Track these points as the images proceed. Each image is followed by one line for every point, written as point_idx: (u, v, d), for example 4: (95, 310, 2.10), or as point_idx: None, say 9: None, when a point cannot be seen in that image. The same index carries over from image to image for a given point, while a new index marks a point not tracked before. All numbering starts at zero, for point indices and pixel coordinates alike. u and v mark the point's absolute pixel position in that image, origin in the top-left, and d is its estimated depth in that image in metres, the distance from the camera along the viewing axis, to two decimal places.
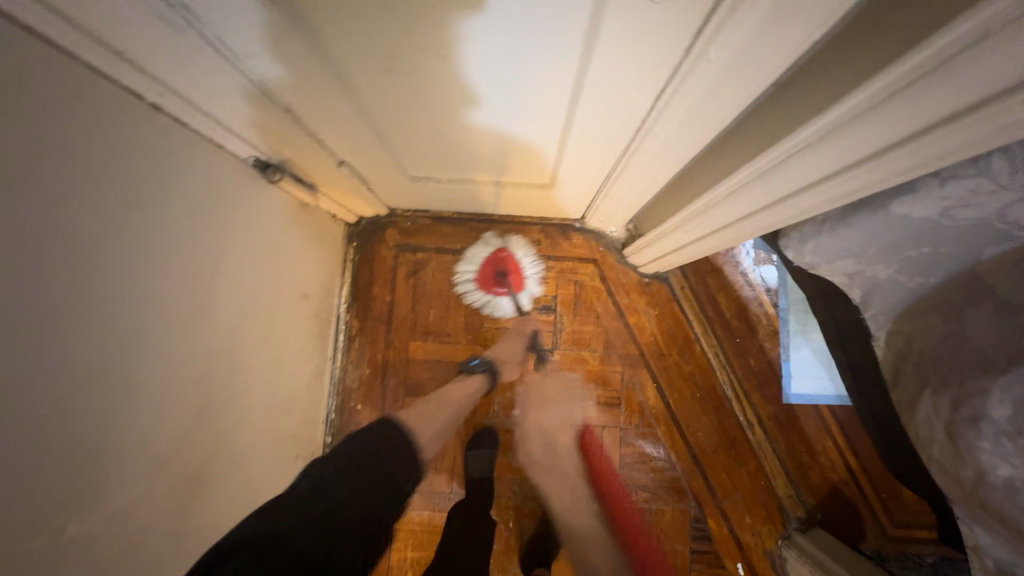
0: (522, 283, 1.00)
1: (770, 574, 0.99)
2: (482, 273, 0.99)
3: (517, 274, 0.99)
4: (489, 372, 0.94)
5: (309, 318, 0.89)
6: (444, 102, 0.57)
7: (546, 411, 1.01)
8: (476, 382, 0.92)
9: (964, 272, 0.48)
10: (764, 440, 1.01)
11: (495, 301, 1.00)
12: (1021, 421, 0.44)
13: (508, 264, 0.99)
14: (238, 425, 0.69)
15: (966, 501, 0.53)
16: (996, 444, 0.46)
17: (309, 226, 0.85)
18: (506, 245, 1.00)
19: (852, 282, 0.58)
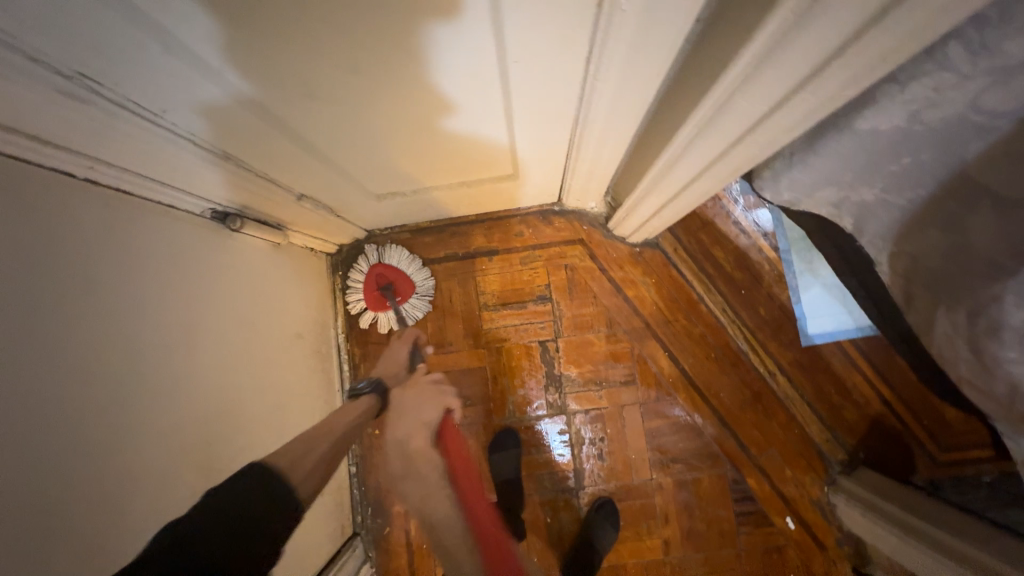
0: (408, 284, 0.99)
1: (822, 523, 0.96)
2: (367, 296, 0.98)
3: (399, 278, 0.99)
4: (378, 393, 0.82)
5: (308, 356, 0.89)
6: (378, 113, 0.55)
7: (405, 415, 0.85)
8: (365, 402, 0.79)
9: (953, 176, 0.42)
10: (791, 389, 0.97)
11: (384, 318, 0.99)
12: None
13: (386, 274, 0.98)
14: None
15: (1010, 417, 0.48)
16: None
17: (287, 265, 0.84)
18: (374, 260, 0.99)
19: (840, 211, 0.54)
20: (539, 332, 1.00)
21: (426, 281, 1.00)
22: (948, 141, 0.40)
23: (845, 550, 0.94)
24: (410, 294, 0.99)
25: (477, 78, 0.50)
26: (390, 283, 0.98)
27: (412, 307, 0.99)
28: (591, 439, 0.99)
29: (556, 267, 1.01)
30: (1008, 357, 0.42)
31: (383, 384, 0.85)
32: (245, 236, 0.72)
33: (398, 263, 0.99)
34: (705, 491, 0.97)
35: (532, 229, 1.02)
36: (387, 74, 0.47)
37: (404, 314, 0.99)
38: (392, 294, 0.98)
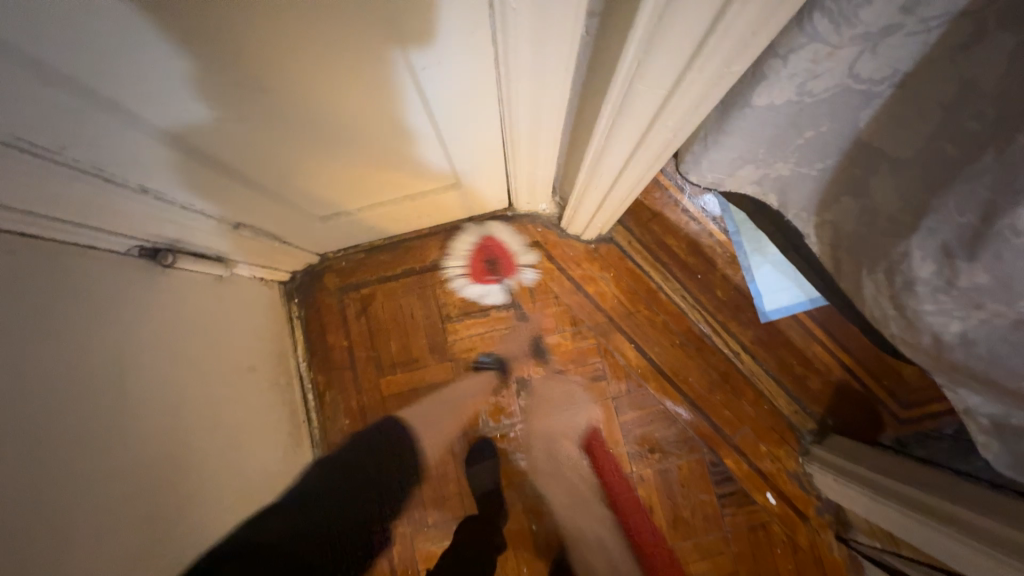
0: (513, 265, 1.02)
1: (801, 495, 0.97)
2: (472, 265, 1.02)
3: (506, 257, 1.02)
4: (500, 370, 1.00)
5: (265, 389, 0.86)
6: (301, 127, 0.56)
7: (554, 413, 0.99)
8: (486, 379, 0.99)
9: (854, 145, 0.46)
10: (756, 365, 0.99)
11: (486, 290, 1.02)
12: (946, 273, 0.40)
13: (495, 250, 1.02)
14: (210, 517, 0.66)
15: (940, 367, 0.51)
16: (937, 303, 0.42)
17: (234, 296, 0.82)
18: (489, 232, 1.02)
19: (764, 188, 0.58)
20: (505, 337, 1.00)
21: (528, 260, 1.01)
22: (843, 111, 0.44)
23: (826, 519, 0.96)
24: (516, 269, 1.02)
25: (392, 84, 0.51)
26: (497, 257, 1.02)
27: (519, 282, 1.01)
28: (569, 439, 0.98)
29: (516, 271, 1.02)
30: (925, 309, 0.44)
31: (506, 362, 1.00)
32: (182, 271, 0.70)
33: (507, 241, 1.02)
34: (686, 477, 0.98)
35: (488, 236, 1.02)
36: (299, 82, 0.48)
37: (507, 287, 1.01)
38: (499, 267, 1.02)
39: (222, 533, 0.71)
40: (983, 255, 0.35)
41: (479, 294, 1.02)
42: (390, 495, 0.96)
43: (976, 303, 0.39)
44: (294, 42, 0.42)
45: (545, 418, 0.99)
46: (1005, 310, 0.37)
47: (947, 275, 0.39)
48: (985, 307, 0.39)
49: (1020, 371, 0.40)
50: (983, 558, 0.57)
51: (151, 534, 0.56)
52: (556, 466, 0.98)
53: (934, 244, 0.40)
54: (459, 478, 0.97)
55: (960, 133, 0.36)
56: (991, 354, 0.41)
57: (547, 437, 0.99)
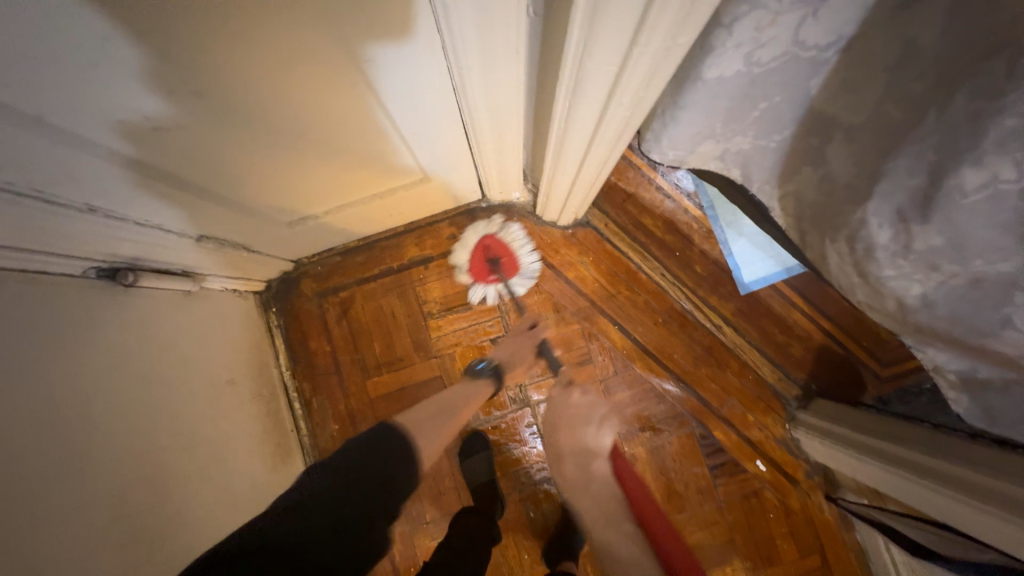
0: (516, 266, 0.98)
1: (790, 460, 0.99)
2: (472, 265, 0.97)
3: (509, 257, 0.98)
4: (497, 377, 0.86)
5: (247, 402, 0.84)
6: (252, 130, 0.54)
7: (579, 426, 0.90)
8: (484, 387, 0.84)
9: (807, 114, 0.47)
10: (738, 337, 1.00)
11: (488, 290, 0.98)
12: (902, 237, 0.40)
13: (497, 248, 0.97)
14: (198, 536, 0.65)
15: (907, 329, 0.52)
16: (897, 268, 0.42)
17: (205, 310, 0.80)
18: (490, 231, 0.97)
19: (726, 163, 0.58)
20: (488, 330, 0.99)
21: (532, 262, 0.99)
22: (792, 81, 0.44)
23: (815, 481, 0.98)
24: (516, 272, 0.98)
25: (341, 78, 0.50)
26: (498, 257, 0.98)
27: (520, 284, 0.98)
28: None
29: None
30: (886, 275, 0.44)
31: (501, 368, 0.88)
32: (144, 289, 0.68)
33: (512, 241, 0.97)
34: (677, 452, 0.99)
35: (463, 229, 1.00)
36: (241, 84, 0.46)
37: (511, 288, 0.98)
38: (500, 268, 0.98)
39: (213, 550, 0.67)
40: (936, 219, 0.36)
41: (481, 294, 0.98)
42: None
43: (932, 265, 0.39)
44: (231, 40, 0.40)
45: (573, 428, 0.91)
46: (962, 270, 0.37)
47: (902, 241, 0.40)
48: (941, 268, 0.39)
49: (980, 328, 0.40)
50: (963, 506, 0.59)
51: (133, 561, 0.55)
52: (583, 481, 0.83)
53: (888, 208, 0.40)
54: (454, 472, 0.98)
55: (904, 96, 0.37)
56: (951, 315, 0.42)
57: (578, 451, 0.87)
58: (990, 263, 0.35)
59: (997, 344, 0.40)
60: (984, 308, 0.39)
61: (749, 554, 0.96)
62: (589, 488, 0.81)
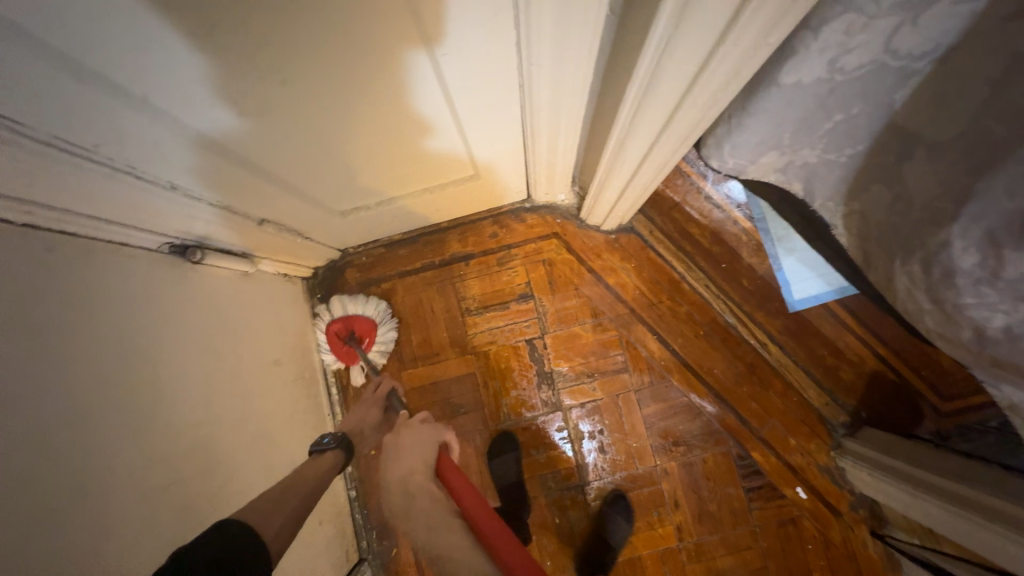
0: (364, 323, 0.95)
1: (834, 489, 0.94)
2: (339, 356, 0.94)
3: (352, 324, 0.95)
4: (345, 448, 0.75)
5: (289, 383, 0.87)
6: (322, 121, 0.56)
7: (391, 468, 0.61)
8: (329, 464, 0.72)
9: (886, 129, 0.44)
10: (784, 356, 0.96)
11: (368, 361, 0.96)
12: (989, 264, 0.38)
13: (341, 328, 0.94)
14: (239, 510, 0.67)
15: (981, 363, 0.50)
16: (979, 296, 0.41)
17: (259, 292, 0.83)
18: (326, 321, 0.94)
19: (789, 177, 0.57)
20: (523, 330, 0.99)
21: (382, 306, 0.97)
22: (875, 91, 0.42)
23: (860, 514, 0.92)
24: (375, 326, 0.96)
25: (406, 72, 0.51)
26: (349, 330, 0.95)
27: (386, 336, 0.97)
28: (591, 432, 0.97)
29: (534, 263, 1.00)
30: (965, 303, 0.43)
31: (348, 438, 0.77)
32: (209, 267, 0.71)
33: (345, 310, 0.95)
34: (711, 471, 0.95)
35: (505, 228, 1.01)
36: (319, 76, 0.48)
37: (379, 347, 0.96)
38: (358, 339, 0.95)
39: None
40: None
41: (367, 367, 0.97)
42: None
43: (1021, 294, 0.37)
44: (309, 31, 0.42)
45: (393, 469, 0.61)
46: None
47: (989, 266, 0.38)
48: None
49: None
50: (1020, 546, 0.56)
51: (183, 526, 0.57)
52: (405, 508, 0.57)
53: (974, 232, 0.38)
54: (479, 470, 0.97)
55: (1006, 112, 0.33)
56: None
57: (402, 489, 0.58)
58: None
59: None
60: None
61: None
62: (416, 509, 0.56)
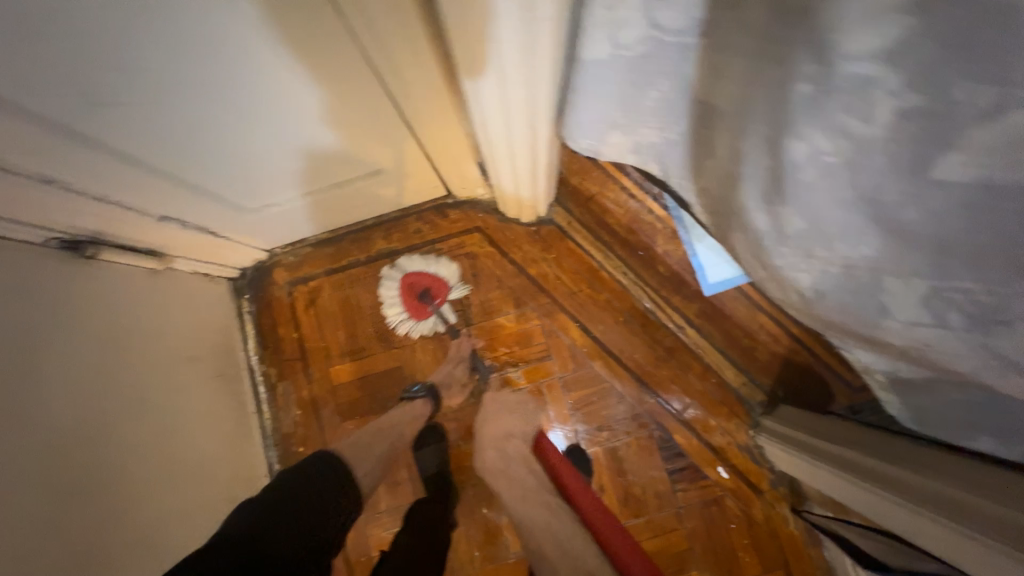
0: (442, 283, 0.99)
1: (752, 468, 0.95)
2: (410, 308, 0.98)
3: (432, 280, 0.99)
4: (431, 398, 0.92)
5: (206, 379, 0.88)
6: (208, 118, 0.58)
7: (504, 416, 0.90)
8: (419, 409, 0.90)
9: (690, 101, 0.46)
10: (701, 339, 0.98)
11: (428, 322, 0.99)
12: (775, 222, 0.42)
13: (421, 279, 0.98)
14: (144, 501, 0.68)
15: (821, 325, 0.54)
16: (784, 256, 0.45)
17: (173, 290, 0.84)
18: (407, 268, 0.99)
19: (644, 158, 0.61)
20: (448, 323, 1.01)
21: (450, 270, 1.00)
22: (665, 64, 0.44)
23: (780, 491, 0.93)
24: (446, 290, 0.99)
25: (282, 69, 0.54)
26: (426, 287, 0.98)
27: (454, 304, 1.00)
28: None
29: (457, 258, 1.03)
30: (780, 265, 0.47)
31: (437, 390, 0.94)
32: (109, 263, 0.74)
33: (418, 267, 0.99)
34: (635, 454, 0.97)
35: (430, 224, 1.04)
36: (204, 70, 0.50)
37: (445, 311, 0.99)
38: (430, 297, 0.98)
39: (155, 523, 0.69)
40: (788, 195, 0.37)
41: (427, 327, 0.99)
42: None
43: (806, 250, 0.42)
44: (176, 29, 0.44)
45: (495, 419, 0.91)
46: (831, 256, 0.40)
47: (775, 223, 0.42)
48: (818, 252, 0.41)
49: (868, 318, 0.43)
50: (865, 493, 0.57)
51: (75, 516, 0.57)
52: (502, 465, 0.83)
53: (757, 191, 0.41)
54: (407, 463, 0.98)
55: (745, 74, 0.36)
56: (838, 303, 0.45)
57: (499, 438, 0.87)
58: (855, 246, 0.37)
59: (886, 334, 0.42)
60: (863, 296, 0.41)
61: (710, 565, 0.92)
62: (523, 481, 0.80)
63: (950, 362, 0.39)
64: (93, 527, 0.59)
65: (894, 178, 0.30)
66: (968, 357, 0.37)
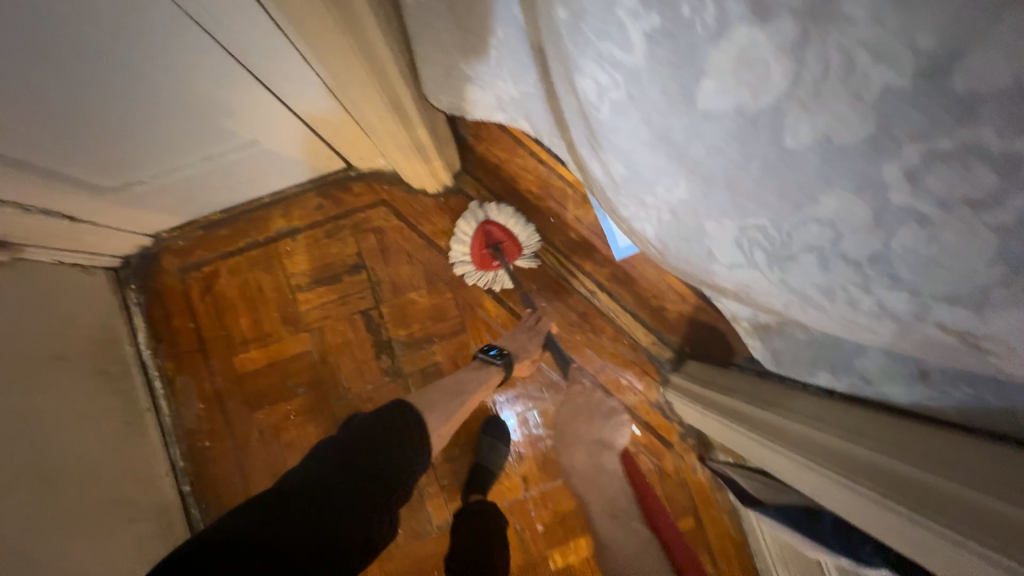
0: (516, 245, 0.94)
1: (663, 423, 0.99)
2: (474, 253, 0.94)
3: (508, 239, 0.94)
4: (505, 366, 0.86)
5: (81, 377, 0.80)
6: (28, 82, 0.50)
7: (584, 420, 0.96)
8: (490, 376, 0.84)
9: (525, 47, 0.44)
10: (614, 303, 0.99)
11: (495, 276, 0.95)
12: (606, 171, 0.42)
13: (495, 232, 0.94)
14: (21, 512, 0.63)
15: None
16: (624, 206, 0.45)
17: (30, 282, 0.76)
18: (485, 216, 0.94)
19: (511, 115, 0.59)
20: (358, 302, 0.98)
21: (532, 238, 0.94)
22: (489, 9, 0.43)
23: (689, 442, 0.98)
24: (518, 255, 0.95)
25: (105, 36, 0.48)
26: (499, 242, 0.94)
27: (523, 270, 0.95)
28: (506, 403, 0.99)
29: (364, 234, 0.98)
30: (626, 217, 0.47)
31: (514, 356, 0.88)
32: None
33: (502, 220, 0.93)
34: (550, 420, 0.98)
35: (331, 199, 0.98)
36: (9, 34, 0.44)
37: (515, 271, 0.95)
38: (501, 253, 0.94)
39: (37, 537, 0.64)
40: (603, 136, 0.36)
41: (488, 280, 0.96)
42: (255, 473, 0.94)
43: (636, 198, 0.42)
44: None
45: (577, 425, 0.96)
46: (657, 202, 0.40)
47: (606, 171, 0.42)
48: (644, 199, 0.41)
49: (701, 264, 0.44)
50: (742, 436, 0.59)
51: None
52: (592, 471, 0.94)
53: (586, 142, 0.41)
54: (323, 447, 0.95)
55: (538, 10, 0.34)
56: (677, 253, 0.46)
57: (593, 441, 0.95)
58: (669, 190, 0.37)
59: (717, 278, 0.44)
60: (691, 242, 0.42)
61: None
62: (600, 482, 0.93)
63: (767, 301, 0.41)
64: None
65: (672, 109, 0.29)
66: (774, 292, 0.38)
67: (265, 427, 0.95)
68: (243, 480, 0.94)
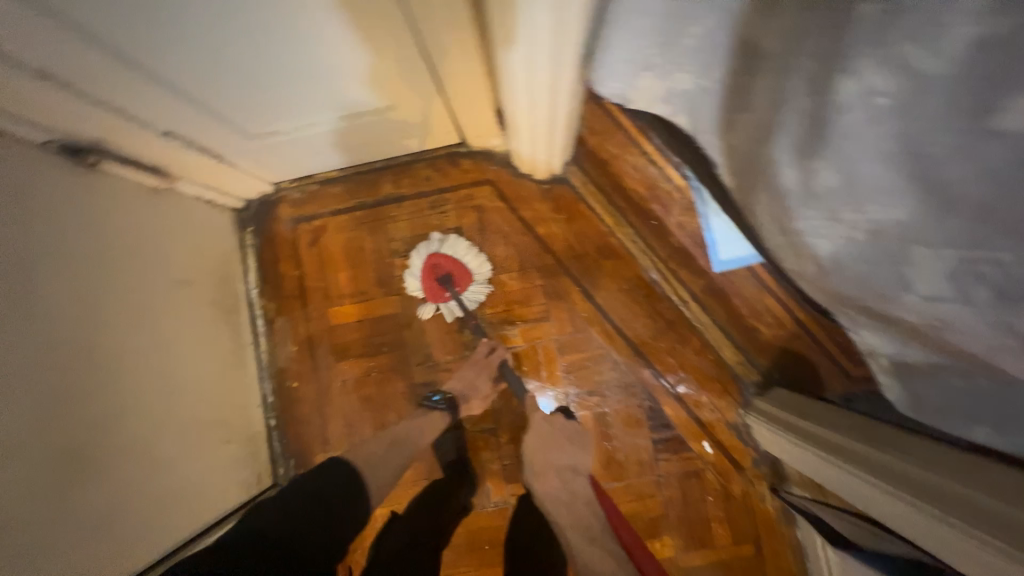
0: (467, 274, 0.98)
1: (738, 447, 0.95)
2: (427, 288, 0.97)
3: (458, 269, 0.98)
4: (450, 409, 0.92)
5: (203, 304, 0.88)
6: (223, 28, 0.54)
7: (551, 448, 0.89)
8: (437, 419, 0.91)
9: (732, 40, 0.43)
10: (703, 315, 0.96)
11: (448, 306, 0.98)
12: (806, 180, 0.41)
13: (445, 264, 0.98)
14: (141, 416, 0.70)
15: (836, 303, 0.54)
16: (808, 220, 0.44)
17: (173, 211, 0.83)
18: (433, 249, 0.98)
19: (673, 108, 0.59)
20: None
21: (483, 266, 0.98)
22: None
23: (761, 470, 0.94)
24: (469, 282, 0.98)
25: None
26: (449, 273, 0.98)
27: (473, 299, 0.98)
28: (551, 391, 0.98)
29: (465, 210, 1.01)
30: (803, 229, 0.46)
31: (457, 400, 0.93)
32: (114, 173, 0.72)
33: (452, 250, 0.98)
34: (621, 422, 0.98)
35: (438, 171, 1.01)
36: None
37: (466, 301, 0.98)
38: (451, 284, 0.97)
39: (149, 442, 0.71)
40: (831, 140, 0.36)
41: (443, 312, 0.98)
42: (332, 419, 0.99)
43: (830, 211, 0.41)
44: None
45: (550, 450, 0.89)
46: (859, 218, 0.38)
47: (805, 179, 0.41)
48: (842, 215, 0.40)
49: (885, 291, 0.42)
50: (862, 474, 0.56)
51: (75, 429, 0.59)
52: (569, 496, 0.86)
53: (792, 148, 0.40)
54: (397, 408, 0.99)
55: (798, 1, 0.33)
56: (857, 278, 0.44)
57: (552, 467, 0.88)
58: (884, 208, 0.35)
59: (898, 308, 0.42)
60: (885, 265, 0.40)
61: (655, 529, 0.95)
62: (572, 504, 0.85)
63: (961, 341, 0.38)
64: (76, 432, 0.59)
65: (949, 123, 0.27)
66: (982, 336, 0.35)
67: (348, 378, 1.00)
68: (321, 425, 0.99)
